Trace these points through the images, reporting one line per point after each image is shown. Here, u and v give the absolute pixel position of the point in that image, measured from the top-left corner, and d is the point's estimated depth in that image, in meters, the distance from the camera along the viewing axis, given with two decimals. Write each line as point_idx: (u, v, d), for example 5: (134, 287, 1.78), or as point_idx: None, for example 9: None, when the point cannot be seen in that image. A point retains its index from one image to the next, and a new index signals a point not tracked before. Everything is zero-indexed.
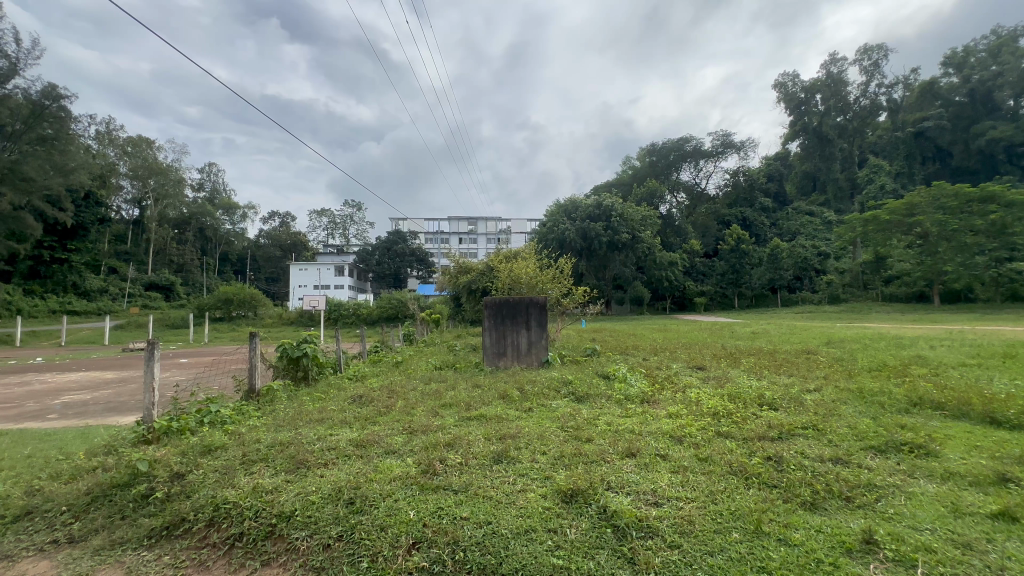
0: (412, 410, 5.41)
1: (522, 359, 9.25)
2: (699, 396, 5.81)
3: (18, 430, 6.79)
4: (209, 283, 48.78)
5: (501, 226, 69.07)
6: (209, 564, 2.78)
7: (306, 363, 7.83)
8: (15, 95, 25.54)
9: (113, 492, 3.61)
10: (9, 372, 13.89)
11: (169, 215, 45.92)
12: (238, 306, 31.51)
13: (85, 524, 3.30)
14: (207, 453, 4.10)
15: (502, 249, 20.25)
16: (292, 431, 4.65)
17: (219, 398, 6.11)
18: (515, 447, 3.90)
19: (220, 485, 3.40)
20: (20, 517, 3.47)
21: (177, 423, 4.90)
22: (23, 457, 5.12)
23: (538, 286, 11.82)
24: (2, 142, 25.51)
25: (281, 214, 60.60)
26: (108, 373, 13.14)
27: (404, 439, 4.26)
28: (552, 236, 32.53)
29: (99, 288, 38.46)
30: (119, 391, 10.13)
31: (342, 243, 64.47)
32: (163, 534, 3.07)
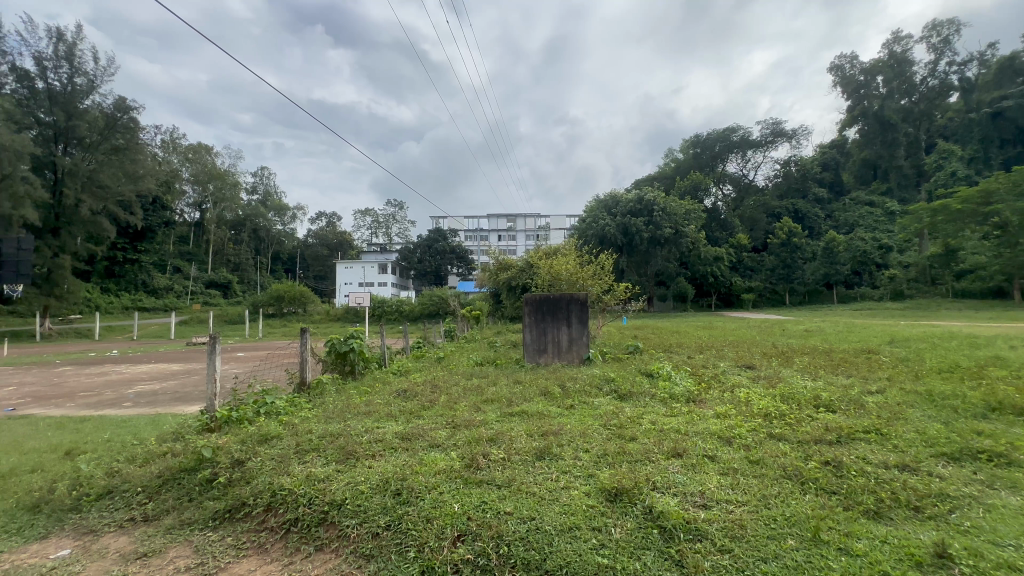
0: (455, 405, 5.48)
1: (563, 356, 9.21)
2: (749, 396, 5.60)
3: (98, 416, 7.42)
4: (263, 281, 51.51)
5: (540, 223, 68.86)
6: (267, 548, 2.93)
7: (353, 357, 8.10)
8: (93, 109, 27.85)
9: (182, 475, 3.89)
10: (91, 363, 15.29)
11: (226, 217, 48.77)
12: (289, 303, 33.08)
13: (157, 504, 3.58)
14: (264, 442, 4.33)
15: (542, 245, 20.21)
16: (341, 422, 4.84)
17: (274, 390, 6.44)
18: (558, 444, 3.88)
19: (276, 472, 3.57)
20: (103, 494, 3.81)
21: (236, 413, 5.21)
22: (104, 441, 5.60)
23: (579, 282, 11.73)
24: (81, 153, 27.95)
25: (328, 215, 63.08)
26: (175, 365, 14.16)
27: (448, 433, 4.33)
28: (591, 232, 32.17)
29: (165, 286, 41.38)
30: (185, 382, 10.92)
31: (385, 241, 66.35)
32: (226, 517, 3.28)
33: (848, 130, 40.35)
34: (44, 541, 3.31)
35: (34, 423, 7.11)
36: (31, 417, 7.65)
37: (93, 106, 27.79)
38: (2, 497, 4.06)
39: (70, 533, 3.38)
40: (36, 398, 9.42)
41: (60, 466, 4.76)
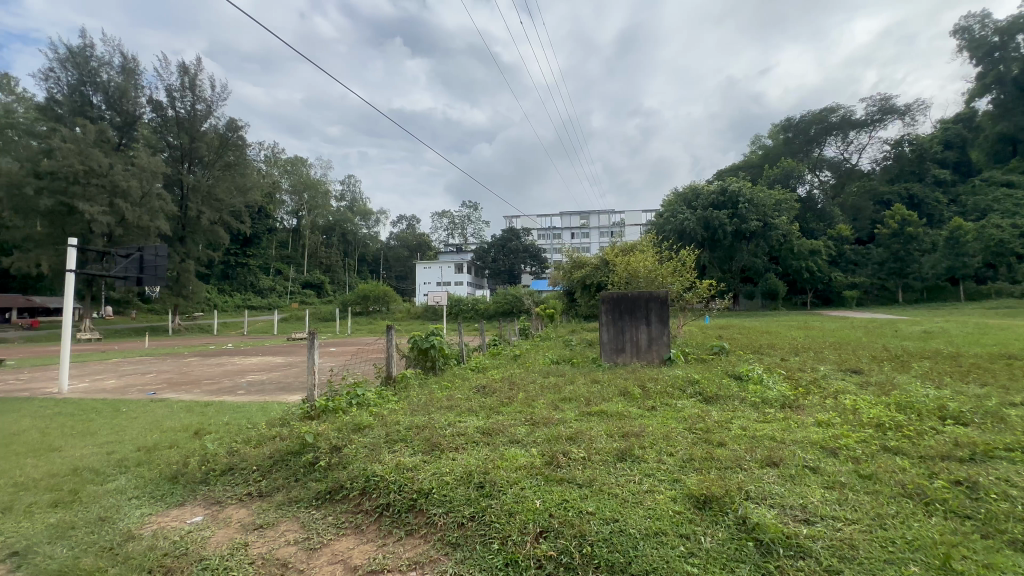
0: (533, 402, 5.53)
1: (642, 356, 8.94)
2: (855, 403, 5.05)
3: (218, 402, 8.44)
4: (351, 282, 55.48)
5: (615, 219, 67.32)
6: (363, 528, 3.16)
7: (434, 354, 8.47)
8: (209, 131, 31.70)
9: (288, 457, 4.30)
10: (213, 355, 17.50)
11: (319, 223, 53.12)
12: (374, 301, 35.35)
13: (269, 482, 3.99)
14: (357, 430, 4.67)
15: (618, 241, 19.75)
16: (426, 415, 5.08)
17: (364, 383, 6.91)
18: (640, 446, 3.78)
19: (369, 459, 3.83)
20: (226, 471, 4.32)
21: (332, 403, 5.67)
22: (224, 424, 6.39)
23: (658, 280, 11.31)
24: (202, 170, 31.85)
25: (408, 218, 66.47)
26: (279, 357, 15.77)
27: (528, 430, 4.38)
28: (669, 227, 30.87)
29: (268, 286, 45.96)
30: (287, 373, 12.12)
31: (461, 242, 68.60)
32: (327, 498, 3.58)
33: (978, 101, 34.92)
34: (184, 506, 3.85)
35: (171, 406, 8.26)
36: (169, 400, 8.89)
37: (210, 128, 31.65)
38: (150, 467, 4.77)
39: (202, 502, 3.88)
40: (172, 385, 10.92)
41: (190, 444, 5.49)
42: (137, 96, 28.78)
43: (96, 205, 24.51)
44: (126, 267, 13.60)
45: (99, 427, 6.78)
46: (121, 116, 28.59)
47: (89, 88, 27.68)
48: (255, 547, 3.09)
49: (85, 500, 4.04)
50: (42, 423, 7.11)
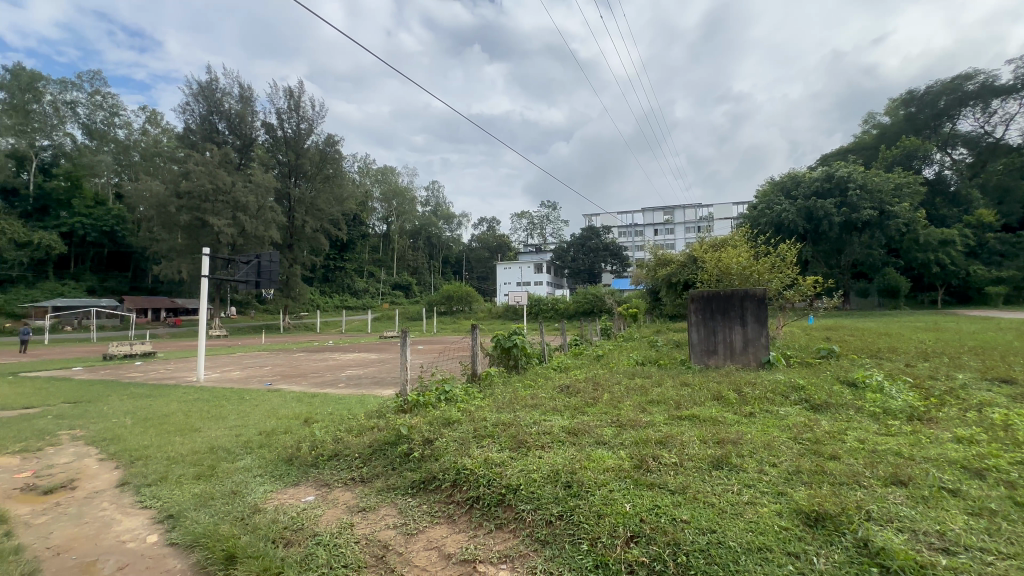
0: (620, 404, 5.40)
1: (736, 358, 8.38)
2: (1006, 419, 4.31)
3: (322, 393, 9.28)
4: (436, 282, 58.08)
5: (702, 213, 63.70)
6: (455, 519, 3.30)
7: (516, 352, 8.61)
8: (311, 147, 35.07)
9: (385, 447, 4.60)
10: (317, 351, 19.26)
11: (406, 227, 56.28)
12: (458, 301, 36.73)
13: (369, 469, 4.31)
14: (447, 424, 4.87)
15: (706, 236, 18.67)
16: (511, 413, 5.18)
17: (450, 379, 7.19)
18: (738, 454, 3.54)
19: (460, 453, 3.98)
20: (332, 457, 4.73)
21: (423, 398, 5.98)
22: (329, 414, 7.04)
23: (753, 277, 10.54)
24: (306, 183, 35.19)
25: (488, 219, 68.15)
26: (373, 354, 16.98)
27: (615, 432, 4.29)
28: (765, 220, 28.55)
29: (363, 288, 49.69)
30: (381, 369, 12.99)
31: (541, 241, 68.96)
32: (421, 487, 3.79)
33: None
34: (298, 486, 4.29)
35: (285, 395, 9.24)
36: (282, 390, 9.93)
37: (312, 145, 35.01)
38: (271, 449, 5.39)
39: (313, 483, 4.30)
40: (284, 377, 12.20)
41: (303, 431, 6.11)
42: (253, 120, 32.85)
43: (223, 219, 28.10)
44: (246, 271, 15.42)
45: (228, 412, 7.76)
46: (241, 138, 32.75)
47: (216, 117, 31.88)
48: (360, 527, 3.36)
49: (222, 475, 4.66)
50: (185, 407, 8.30)
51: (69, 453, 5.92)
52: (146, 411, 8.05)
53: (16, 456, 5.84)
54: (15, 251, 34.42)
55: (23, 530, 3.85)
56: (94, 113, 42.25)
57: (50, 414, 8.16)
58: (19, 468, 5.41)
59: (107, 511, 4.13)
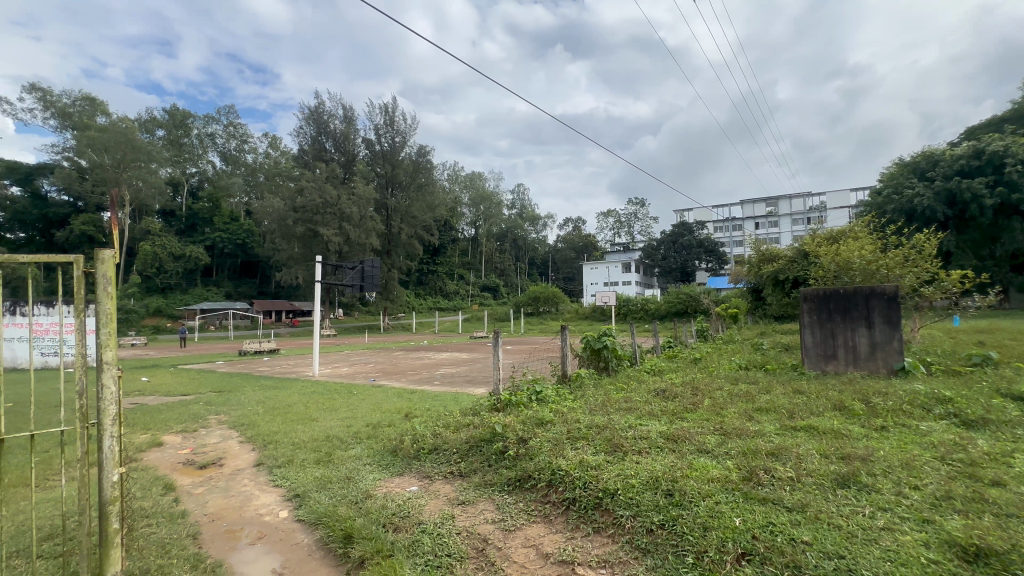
0: (723, 411, 5.06)
1: (861, 364, 7.45)
2: None
3: (420, 390, 9.86)
4: (522, 284, 58.98)
5: (812, 203, 57.54)
6: (552, 519, 3.32)
7: (607, 354, 8.44)
8: (406, 159, 37.52)
9: (481, 444, 4.75)
10: (414, 350, 20.51)
11: (493, 230, 57.85)
12: (545, 302, 37.00)
13: (466, 464, 4.49)
14: (540, 424, 4.91)
15: (819, 228, 16.84)
16: (605, 416, 5.09)
17: (541, 379, 7.25)
18: (869, 473, 3.14)
19: (554, 454, 4.00)
20: (432, 450, 4.99)
21: (515, 397, 6.09)
22: (426, 410, 7.45)
23: (880, 273, 9.30)
24: (400, 192, 37.62)
25: (574, 220, 67.65)
26: (463, 354, 17.69)
27: (718, 440, 4.04)
28: (892, 206, 25.05)
29: (454, 290, 52.02)
30: (473, 368, 13.48)
31: (628, 240, 67.03)
32: (517, 485, 3.86)
33: None
34: (403, 476, 4.59)
35: (387, 391, 9.96)
36: (384, 386, 10.73)
37: (406, 156, 37.49)
38: (377, 440, 5.84)
39: (416, 474, 4.57)
40: (385, 374, 13.13)
41: (404, 425, 6.53)
42: (355, 138, 36.15)
43: (331, 229, 31.01)
44: (352, 276, 16.87)
45: (340, 405, 8.55)
46: (344, 155, 35.95)
47: (324, 137, 35.38)
48: (461, 519, 3.51)
49: (337, 462, 5.13)
50: (305, 399, 9.27)
51: (216, 435, 6.90)
52: (273, 402, 9.14)
53: (178, 435, 6.95)
54: (173, 263, 41.02)
55: (187, 498, 4.56)
56: (228, 141, 48.96)
57: (200, 401, 9.55)
58: (180, 445, 6.42)
59: (247, 487, 4.76)
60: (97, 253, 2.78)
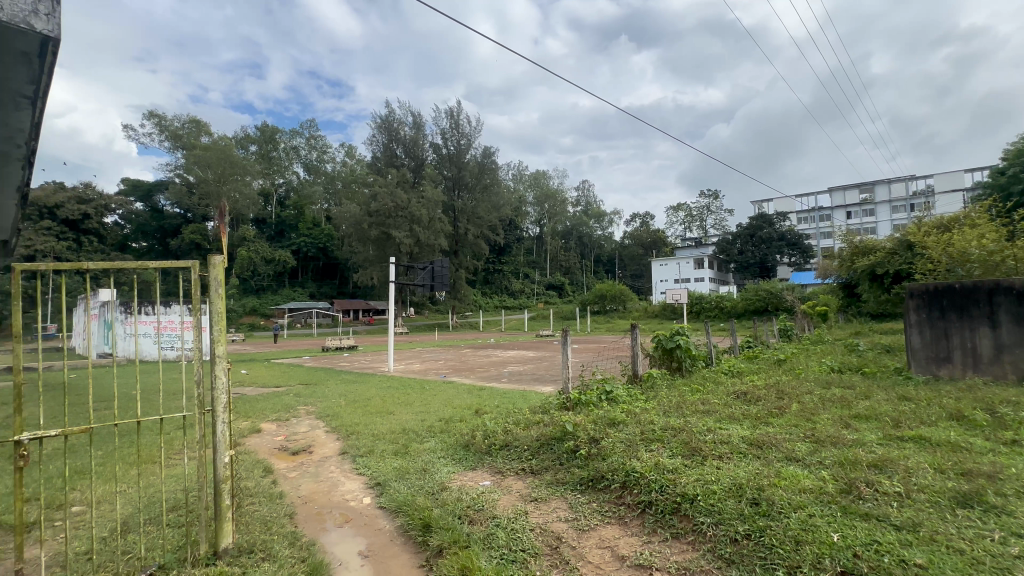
0: (813, 417, 4.68)
1: (982, 369, 6.57)
2: None
3: (489, 387, 10.05)
4: (588, 282, 58.22)
5: (916, 187, 51.41)
6: (627, 521, 3.24)
7: (680, 354, 8.11)
8: (471, 160, 38.38)
9: (552, 442, 4.76)
10: (482, 347, 20.93)
11: (558, 228, 57.58)
12: (611, 300, 36.31)
13: (538, 461, 4.52)
14: (612, 424, 4.82)
15: (925, 215, 15.02)
16: (680, 418, 4.89)
17: (611, 379, 7.13)
18: (997, 492, 2.77)
19: (628, 455, 3.92)
20: (503, 447, 5.07)
21: (584, 397, 6.02)
22: (496, 406, 7.60)
23: (1006, 265, 8.13)
24: (467, 193, 38.54)
25: (641, 215, 65.59)
26: (531, 352, 17.77)
27: (810, 448, 3.75)
28: (1019, 188, 21.76)
29: (519, 288, 52.50)
30: (540, 366, 13.51)
31: (700, 235, 63.88)
32: (590, 485, 3.82)
33: None
34: (476, 470, 4.71)
35: (458, 387, 10.26)
36: (455, 382, 11.06)
37: (472, 158, 38.34)
38: (450, 434, 6.05)
39: (489, 469, 4.68)
40: (456, 371, 13.54)
41: (474, 420, 6.70)
42: (423, 143, 37.57)
43: (403, 232, 32.49)
44: (423, 276, 17.54)
45: (414, 399, 8.93)
46: (413, 160, 37.53)
47: (395, 144, 37.14)
48: (534, 515, 3.54)
49: (414, 454, 5.37)
50: (382, 393, 9.79)
51: (306, 424, 7.50)
52: (353, 395, 9.76)
53: (274, 422, 7.65)
54: (265, 266, 45.04)
55: (283, 480, 5.01)
56: (311, 153, 52.78)
57: (291, 392, 10.40)
58: (276, 432, 7.06)
59: (334, 473, 5.13)
60: (209, 257, 3.13)
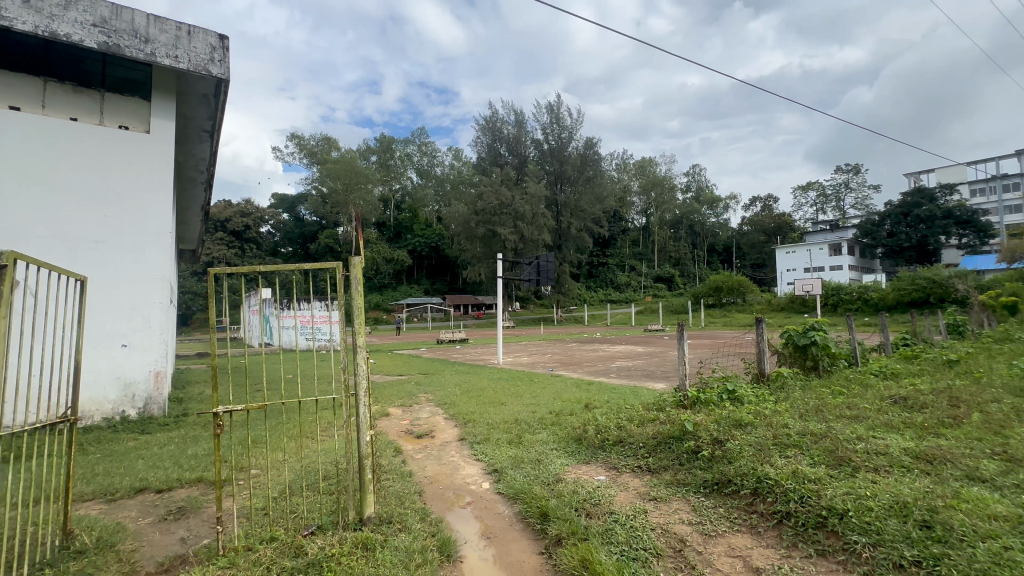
0: (1003, 430, 3.86)
1: None
2: None
3: (598, 382, 9.94)
4: (701, 273, 54.55)
5: None
6: (761, 531, 2.99)
7: (816, 352, 7.21)
8: (574, 153, 38.00)
9: (670, 441, 4.56)
10: (590, 341, 20.71)
11: (666, 218, 54.69)
12: (728, 293, 33.70)
13: (655, 460, 4.36)
14: (738, 426, 4.47)
15: None
16: (821, 423, 4.37)
17: (734, 377, 6.59)
18: None
19: (758, 460, 3.61)
20: (617, 442, 4.98)
21: (704, 395, 5.67)
22: (607, 402, 7.50)
23: None
24: (569, 186, 38.35)
25: (763, 198, 59.46)
26: (641, 347, 17.15)
27: (1001, 467, 3.11)
28: None
29: (625, 282, 50.99)
30: (650, 362, 13.00)
31: (837, 216, 56.08)
32: (715, 489, 3.59)
33: None
34: (589, 465, 4.70)
35: (566, 381, 10.31)
36: (564, 376, 11.15)
37: (574, 150, 38.04)
38: (562, 427, 6.10)
39: (602, 465, 4.63)
40: (564, 365, 13.58)
41: (585, 415, 6.68)
42: (525, 140, 38.17)
43: (508, 229, 33.46)
44: (529, 271, 17.82)
45: (525, 391, 9.16)
46: (516, 157, 38.33)
47: (499, 144, 38.28)
48: (654, 515, 3.43)
49: (527, 444, 5.52)
50: (494, 385, 10.22)
51: (427, 410, 8.13)
52: (468, 385, 10.33)
53: (400, 408, 8.42)
54: (386, 266, 49.45)
55: (411, 460, 5.48)
56: (422, 159, 56.58)
57: (413, 381, 11.35)
58: (402, 417, 7.77)
59: (455, 458, 5.47)
60: (349, 258, 3.51)
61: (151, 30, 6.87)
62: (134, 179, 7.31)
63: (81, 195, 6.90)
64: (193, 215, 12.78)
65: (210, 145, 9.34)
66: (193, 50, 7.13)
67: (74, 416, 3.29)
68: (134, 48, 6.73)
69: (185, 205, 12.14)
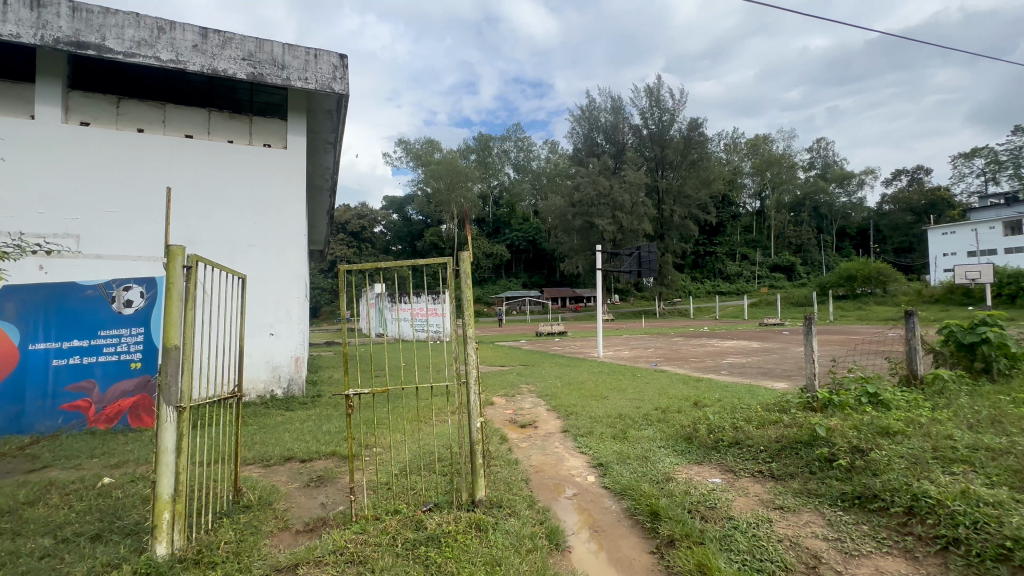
0: None
1: None
2: None
3: (708, 378, 9.39)
4: (828, 260, 48.42)
5: None
6: (920, 558, 2.60)
7: (988, 351, 6.01)
8: (676, 136, 35.89)
9: (798, 446, 4.13)
10: (697, 336, 19.56)
11: (784, 200, 49.40)
12: (863, 283, 29.47)
13: (780, 466, 3.98)
14: (884, 434, 3.88)
15: None
16: (1001, 437, 3.63)
17: (876, 378, 5.75)
18: None
19: (914, 474, 3.12)
20: (733, 444, 4.63)
21: (838, 397, 5.01)
22: (719, 399, 7.04)
23: None
24: (671, 172, 36.35)
25: (909, 171, 50.90)
26: (755, 343, 15.79)
27: None
28: None
29: (736, 271, 47.08)
30: (767, 359, 11.93)
31: (1014, 187, 46.16)
32: (856, 504, 3.17)
33: None
34: (702, 466, 4.43)
35: (672, 376, 9.86)
36: (670, 371, 10.67)
37: (677, 134, 35.93)
38: (669, 424, 5.83)
39: (718, 467, 4.33)
40: (668, 359, 12.99)
41: (694, 412, 6.32)
42: (623, 126, 36.86)
43: (606, 219, 32.66)
44: (630, 263, 17.30)
45: (627, 386, 8.95)
46: (614, 145, 37.16)
47: (596, 132, 37.12)
48: (781, 525, 3.14)
49: (633, 440, 5.36)
50: (596, 378, 10.11)
51: (530, 401, 8.30)
52: (569, 377, 10.37)
53: (503, 397, 8.70)
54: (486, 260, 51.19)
55: (517, 449, 5.64)
56: (519, 154, 57.46)
57: (514, 372, 11.66)
58: (505, 406, 8.02)
59: (559, 449, 5.51)
60: (458, 253, 3.65)
61: (287, 57, 7.80)
62: (277, 188, 8.41)
63: (237, 204, 8.08)
64: (320, 218, 14.35)
65: (334, 155, 10.38)
66: (320, 70, 7.98)
67: (239, 391, 3.90)
68: (274, 75, 7.70)
69: (314, 210, 13.67)
